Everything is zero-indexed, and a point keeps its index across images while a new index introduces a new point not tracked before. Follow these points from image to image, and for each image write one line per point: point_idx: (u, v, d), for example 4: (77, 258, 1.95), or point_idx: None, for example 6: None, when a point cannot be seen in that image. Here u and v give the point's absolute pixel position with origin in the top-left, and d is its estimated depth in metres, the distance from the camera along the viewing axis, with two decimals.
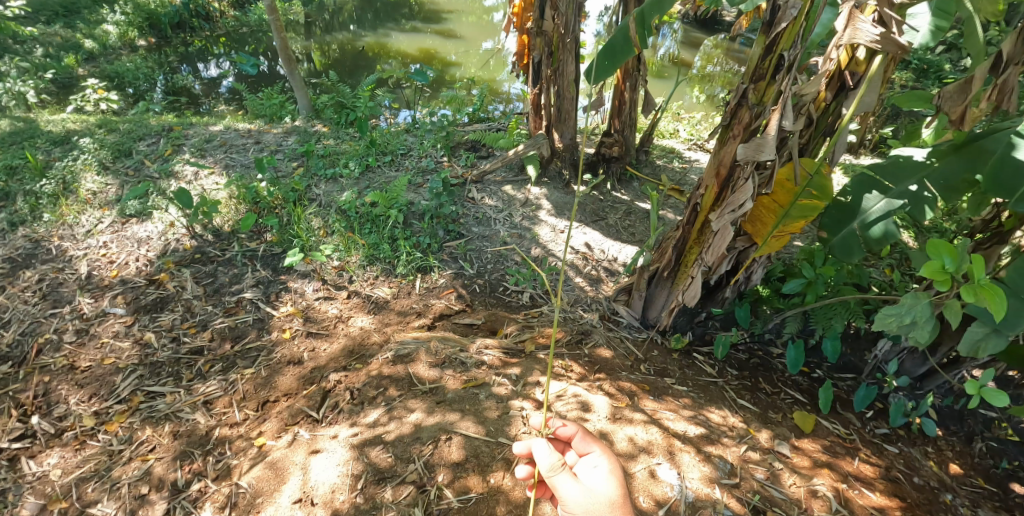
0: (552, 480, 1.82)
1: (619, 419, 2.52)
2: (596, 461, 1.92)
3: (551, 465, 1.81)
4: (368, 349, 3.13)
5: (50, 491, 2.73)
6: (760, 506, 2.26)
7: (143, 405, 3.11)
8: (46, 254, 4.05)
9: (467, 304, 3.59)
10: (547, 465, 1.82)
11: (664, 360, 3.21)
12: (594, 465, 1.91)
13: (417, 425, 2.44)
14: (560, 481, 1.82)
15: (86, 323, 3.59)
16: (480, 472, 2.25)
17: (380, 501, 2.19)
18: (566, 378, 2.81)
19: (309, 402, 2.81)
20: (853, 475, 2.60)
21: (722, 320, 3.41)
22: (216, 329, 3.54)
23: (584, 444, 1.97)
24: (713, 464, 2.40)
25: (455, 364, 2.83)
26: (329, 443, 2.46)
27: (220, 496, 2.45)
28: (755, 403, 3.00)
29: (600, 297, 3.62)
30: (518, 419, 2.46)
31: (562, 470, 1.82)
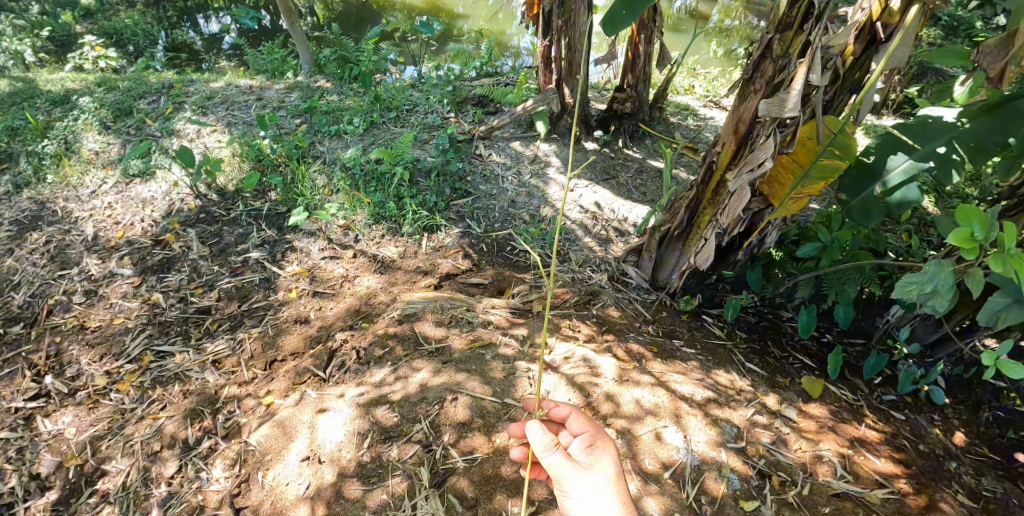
0: (547, 460, 1.76)
1: (625, 381, 2.50)
2: (592, 437, 1.88)
3: (545, 442, 1.76)
4: (374, 309, 3.12)
5: (65, 449, 2.80)
6: (764, 470, 2.25)
7: (153, 364, 3.15)
8: (52, 216, 4.04)
9: (474, 263, 3.54)
10: (541, 445, 1.75)
11: (672, 322, 3.17)
12: (587, 445, 1.86)
13: (423, 386, 2.44)
14: (556, 461, 1.77)
15: (94, 284, 3.60)
16: (486, 433, 2.25)
17: (386, 460, 2.20)
18: (575, 340, 2.78)
19: (316, 361, 2.81)
20: (859, 441, 2.59)
21: (733, 282, 3.36)
22: (223, 288, 3.54)
23: (577, 424, 1.93)
24: (719, 428, 2.38)
25: (462, 323, 2.81)
26: (335, 403, 2.47)
27: (229, 454, 2.50)
28: (763, 366, 2.97)
29: (609, 258, 3.56)
30: (524, 380, 2.45)
31: (557, 449, 1.77)
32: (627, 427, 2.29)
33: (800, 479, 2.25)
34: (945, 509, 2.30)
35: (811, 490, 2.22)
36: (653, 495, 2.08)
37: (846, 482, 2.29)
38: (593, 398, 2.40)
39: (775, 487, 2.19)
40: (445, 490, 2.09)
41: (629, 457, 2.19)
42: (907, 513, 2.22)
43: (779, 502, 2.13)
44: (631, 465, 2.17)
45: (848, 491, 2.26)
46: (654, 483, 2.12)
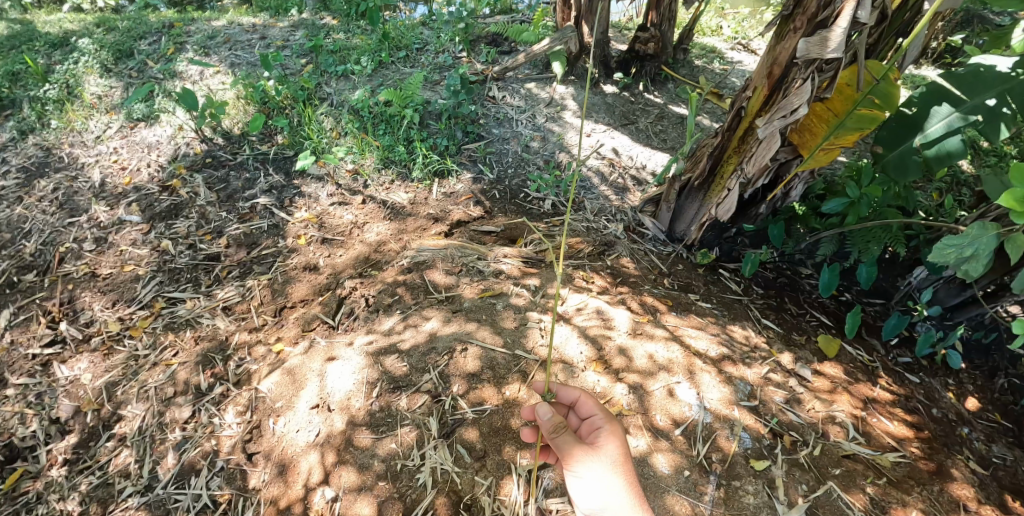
0: (553, 440, 1.73)
1: (639, 335, 2.44)
2: (600, 421, 1.84)
3: (552, 424, 1.73)
4: (384, 257, 3.06)
5: (82, 394, 2.86)
6: (776, 429, 2.21)
7: (165, 310, 3.17)
8: (59, 163, 3.99)
9: (486, 210, 3.44)
10: (548, 425, 1.71)
11: (688, 275, 3.08)
12: (595, 429, 1.83)
13: (432, 335, 2.41)
14: (562, 442, 1.73)
15: (103, 232, 3.59)
16: (496, 384, 2.21)
17: (395, 409, 2.19)
18: (588, 291, 2.72)
19: (325, 309, 2.78)
20: (874, 404, 2.54)
21: (752, 236, 3.25)
22: (231, 235, 3.50)
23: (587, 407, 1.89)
24: (733, 385, 2.33)
25: (473, 272, 2.74)
26: (344, 351, 2.45)
27: (241, 400, 2.53)
28: (780, 323, 2.91)
29: (625, 208, 3.44)
30: (535, 330, 2.40)
31: (563, 430, 1.73)
32: (638, 382, 2.25)
33: (812, 440, 2.22)
34: (956, 474, 2.27)
35: (823, 451, 2.19)
36: (663, 451, 2.06)
37: (859, 445, 2.26)
38: (605, 352, 2.35)
39: (786, 447, 2.16)
40: (453, 441, 2.07)
41: (640, 413, 2.15)
42: (918, 477, 2.20)
43: (789, 462, 2.10)
44: (641, 420, 2.13)
45: (859, 453, 2.23)
46: (665, 439, 2.09)
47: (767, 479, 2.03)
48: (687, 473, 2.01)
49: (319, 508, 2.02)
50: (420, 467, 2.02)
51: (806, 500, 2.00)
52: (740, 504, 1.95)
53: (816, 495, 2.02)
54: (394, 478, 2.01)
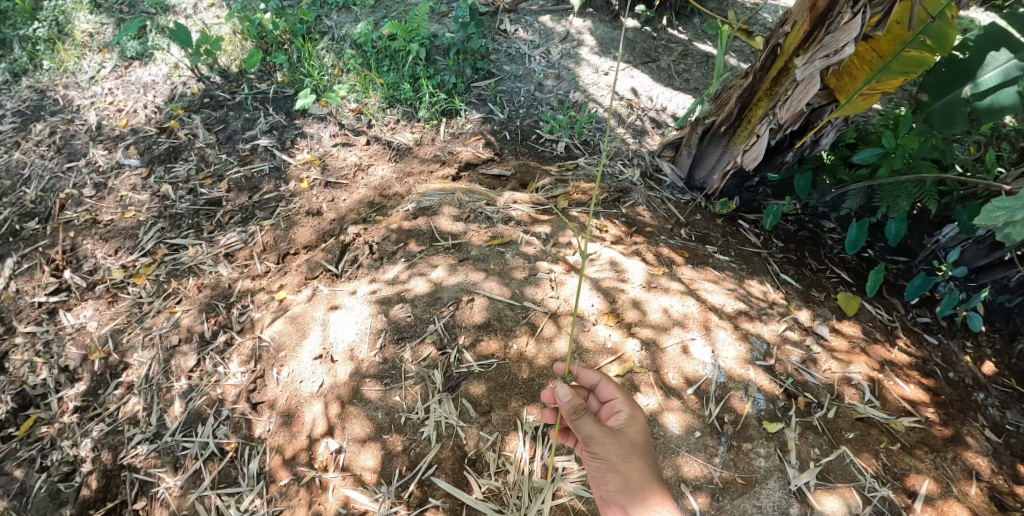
0: (574, 423, 1.61)
1: (654, 287, 2.30)
2: (621, 404, 1.75)
3: (574, 405, 1.59)
4: (390, 201, 2.92)
5: (89, 342, 2.87)
6: (791, 390, 2.14)
7: (168, 258, 3.14)
8: (54, 106, 3.87)
9: (496, 152, 3.27)
10: (568, 406, 1.59)
11: (706, 227, 2.95)
12: (617, 414, 1.74)
13: (437, 285, 2.26)
14: (583, 425, 1.62)
15: (103, 177, 3.52)
16: (503, 337, 2.09)
17: (400, 362, 2.08)
18: (602, 241, 2.57)
19: (327, 256, 2.64)
20: (890, 366, 2.46)
21: (776, 186, 3.09)
22: (231, 179, 3.40)
23: (606, 391, 1.80)
24: (749, 343, 2.24)
25: (481, 219, 2.56)
26: (348, 300, 2.31)
27: (244, 350, 2.49)
28: (799, 279, 2.81)
29: (642, 152, 3.28)
30: (546, 282, 2.24)
31: (586, 412, 1.61)
32: (652, 338, 2.12)
33: (826, 402, 2.15)
34: (971, 442, 2.21)
35: (837, 414, 2.13)
36: (674, 411, 1.95)
37: (873, 408, 2.19)
38: (618, 305, 2.21)
39: (800, 409, 2.09)
40: (459, 395, 1.97)
41: (651, 370, 2.03)
42: (932, 443, 2.14)
43: (803, 425, 2.04)
44: (653, 378, 2.01)
45: (873, 417, 2.17)
46: (677, 398, 1.98)
47: (779, 442, 1.96)
48: (698, 435, 1.91)
49: (322, 460, 1.99)
50: (424, 421, 1.94)
51: (818, 464, 1.94)
52: (751, 466, 1.87)
53: (829, 459, 1.97)
54: (399, 431, 1.94)
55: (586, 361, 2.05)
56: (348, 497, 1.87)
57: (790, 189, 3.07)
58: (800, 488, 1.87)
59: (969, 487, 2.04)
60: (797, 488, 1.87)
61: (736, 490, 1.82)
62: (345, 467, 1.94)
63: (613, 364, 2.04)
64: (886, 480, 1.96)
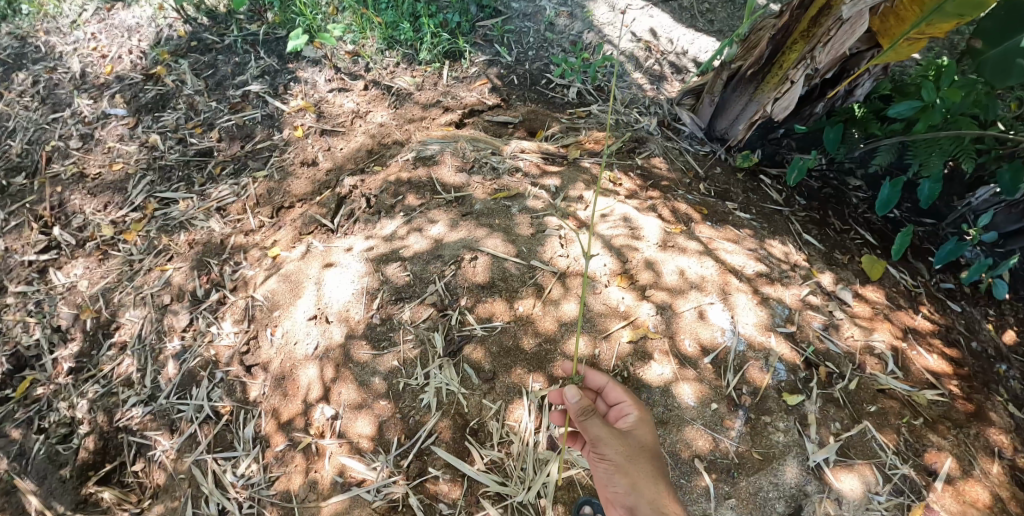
0: (581, 424, 1.50)
1: (669, 247, 2.14)
2: (630, 407, 1.62)
3: (581, 406, 1.47)
4: (388, 149, 2.72)
5: (80, 302, 2.77)
6: (811, 359, 2.02)
7: (158, 213, 3.01)
8: (35, 53, 3.65)
9: (503, 99, 3.05)
10: (576, 407, 1.47)
11: (727, 181, 2.81)
12: (625, 417, 1.61)
13: (437, 242, 2.10)
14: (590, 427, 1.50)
15: (89, 128, 3.36)
16: (508, 299, 1.95)
17: (397, 323, 1.95)
18: (615, 195, 2.39)
19: (322, 210, 2.49)
20: (913, 334, 2.35)
21: (803, 138, 2.95)
22: (223, 128, 3.24)
23: (614, 393, 1.66)
24: (770, 309, 2.11)
25: (485, 169, 2.38)
26: (343, 258, 2.18)
27: (237, 308, 2.38)
28: (822, 240, 2.68)
29: (660, 99, 3.10)
30: (555, 239, 2.08)
31: (593, 413, 1.49)
32: (667, 301, 1.98)
33: (848, 373, 2.03)
34: (994, 417, 2.10)
35: (858, 385, 2.02)
36: (689, 381, 1.83)
37: (896, 379, 2.08)
38: (631, 265, 2.06)
39: (821, 380, 1.97)
40: (460, 360, 1.85)
41: (666, 336, 1.90)
42: (954, 417, 2.04)
43: (824, 398, 1.93)
44: (667, 345, 1.88)
45: (896, 389, 2.06)
46: (693, 368, 1.85)
47: (799, 415, 1.85)
48: (714, 407, 1.79)
49: (318, 426, 1.90)
50: (424, 387, 1.83)
51: (838, 439, 1.84)
52: (769, 441, 1.78)
53: (850, 434, 1.87)
54: (397, 398, 1.83)
55: (595, 325, 1.92)
56: (345, 465, 1.80)
57: (816, 142, 2.93)
58: (819, 464, 1.78)
59: (991, 464, 1.94)
60: (816, 464, 1.77)
61: (752, 465, 1.73)
62: (341, 434, 1.85)
63: (625, 330, 1.91)
64: (907, 456, 1.87)
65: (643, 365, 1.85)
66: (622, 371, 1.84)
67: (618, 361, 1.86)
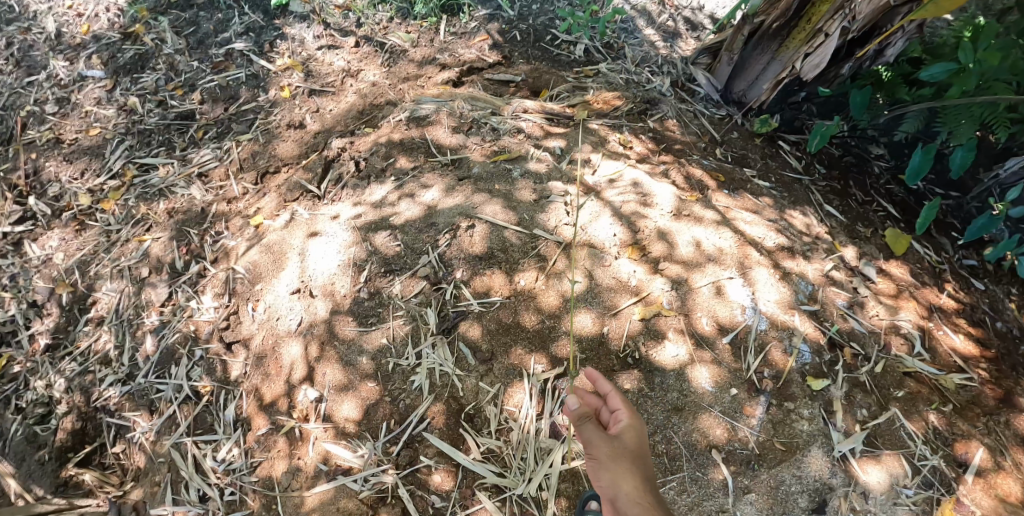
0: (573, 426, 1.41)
1: (684, 216, 1.96)
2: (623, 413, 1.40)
3: (576, 410, 1.39)
4: (380, 110, 2.51)
5: (56, 275, 2.62)
6: (836, 339, 1.86)
7: (138, 180, 2.84)
8: (7, 12, 3.44)
9: (504, 56, 2.82)
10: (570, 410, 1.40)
11: (744, 147, 2.64)
12: (615, 424, 1.39)
13: (431, 209, 1.93)
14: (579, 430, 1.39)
15: (65, 92, 3.17)
16: (507, 272, 1.79)
17: (386, 297, 1.79)
18: (625, 159, 2.19)
19: (308, 175, 2.31)
20: (938, 313, 2.19)
21: (824, 101, 2.76)
22: (205, 89, 3.07)
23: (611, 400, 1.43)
24: (793, 285, 1.94)
25: (484, 130, 2.19)
26: (328, 226, 2.01)
27: (218, 281, 2.21)
28: (843, 212, 2.50)
29: (674, 58, 2.92)
30: (559, 206, 1.91)
31: (586, 419, 1.39)
32: (681, 275, 1.81)
33: (874, 355, 1.87)
34: None
35: (885, 368, 1.86)
36: (706, 363, 1.67)
37: (922, 361, 1.93)
38: (642, 236, 1.88)
39: (846, 363, 1.81)
40: (455, 338, 1.70)
41: (681, 314, 1.73)
42: (983, 404, 1.89)
43: (850, 382, 1.77)
44: (682, 324, 1.72)
45: (922, 371, 1.91)
46: (709, 349, 1.69)
47: (824, 401, 1.70)
48: (734, 393, 1.63)
49: (302, 409, 1.76)
50: (415, 368, 1.67)
51: (865, 427, 1.70)
52: (792, 430, 1.63)
53: (877, 422, 1.72)
54: (385, 379, 1.68)
55: (603, 301, 1.75)
56: (329, 452, 1.65)
57: (838, 107, 2.76)
58: (844, 455, 1.64)
59: None
60: (841, 454, 1.63)
61: (773, 457, 1.58)
62: (325, 419, 1.71)
63: (636, 306, 1.74)
64: (937, 446, 1.72)
65: (655, 346, 1.69)
66: (633, 352, 1.68)
67: (628, 341, 1.69)
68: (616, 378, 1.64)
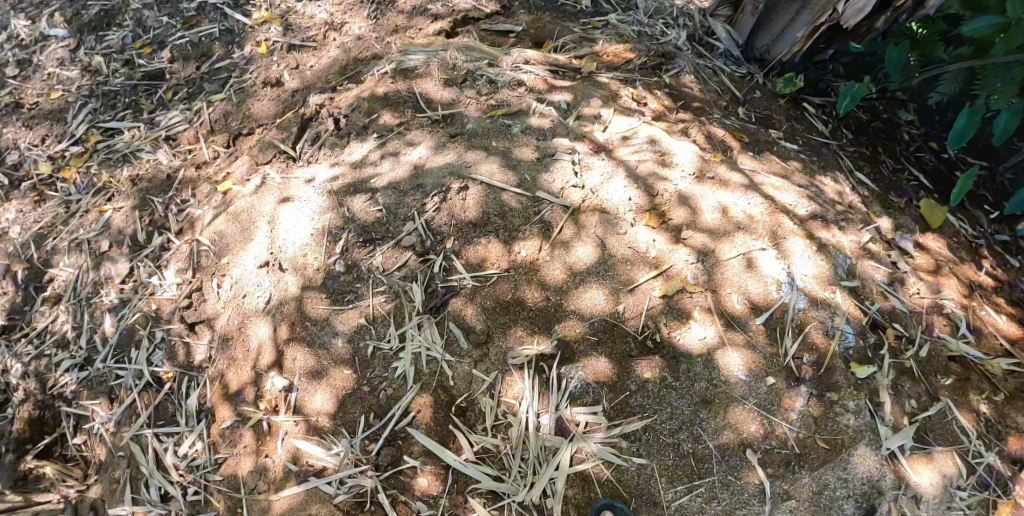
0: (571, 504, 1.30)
1: (708, 178, 1.71)
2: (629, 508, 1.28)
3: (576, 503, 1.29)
4: (364, 64, 2.24)
5: (11, 251, 2.37)
6: (878, 320, 1.60)
7: (102, 146, 2.58)
8: None
9: (503, 5, 2.51)
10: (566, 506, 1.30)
11: (768, 106, 2.35)
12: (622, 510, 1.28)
13: (417, 169, 1.68)
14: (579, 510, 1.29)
15: (26, 53, 2.92)
16: (504, 241, 1.55)
17: (365, 270, 1.56)
18: (640, 116, 1.93)
19: (281, 135, 2.04)
20: (979, 291, 1.96)
21: (854, 60, 2.40)
22: (175, 47, 2.79)
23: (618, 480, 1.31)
24: (832, 258, 1.66)
25: (480, 82, 1.94)
26: (301, 190, 1.77)
27: (181, 255, 1.98)
28: (875, 180, 2.23)
29: (690, 9, 2.64)
30: (566, 165, 1.67)
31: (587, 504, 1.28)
32: (707, 245, 1.56)
33: (918, 337, 1.63)
34: None
35: (930, 353, 1.62)
36: (738, 348, 1.43)
37: (967, 344, 1.70)
38: (662, 200, 1.63)
39: (891, 346, 1.57)
40: (445, 318, 1.46)
41: (708, 290, 1.49)
42: None
43: (897, 369, 1.53)
44: (709, 301, 1.48)
45: (967, 356, 1.68)
46: (741, 331, 1.45)
47: (869, 391, 1.45)
48: (770, 382, 1.40)
49: (270, 399, 1.53)
50: (397, 353, 1.45)
51: (914, 420, 1.46)
52: (836, 425, 1.38)
53: (927, 414, 1.48)
54: (363, 366, 1.45)
55: (617, 274, 1.50)
56: (298, 450, 1.44)
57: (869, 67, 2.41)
58: (893, 453, 1.39)
59: None
60: (890, 453, 1.39)
61: (815, 456, 1.34)
62: (296, 410, 1.48)
63: (656, 281, 1.50)
64: (990, 441, 1.50)
65: (678, 327, 1.45)
66: (654, 333, 1.44)
67: (647, 321, 1.45)
68: (633, 365, 1.40)
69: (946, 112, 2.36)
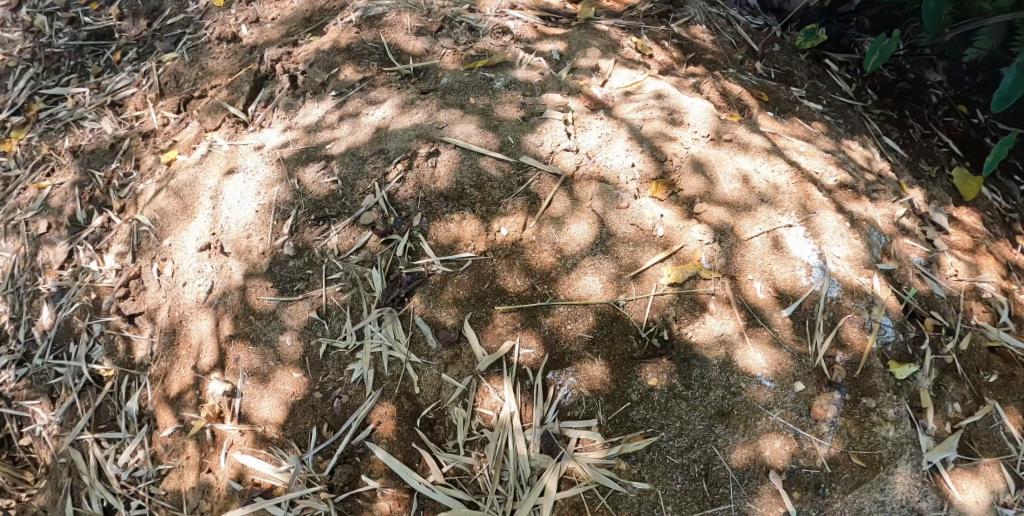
0: None
1: (725, 140, 1.45)
2: None
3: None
4: (329, 13, 1.96)
5: None
6: (916, 308, 1.36)
7: (43, 115, 2.27)
8: None
9: None
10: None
11: (788, 62, 2.07)
12: None
13: (380, 130, 1.45)
14: None
15: None
16: (481, 217, 1.32)
17: (318, 254, 1.36)
18: (645, 68, 1.66)
19: (230, 94, 1.76)
20: (1017, 270, 1.72)
21: (879, 13, 2.04)
22: (125, 2, 2.49)
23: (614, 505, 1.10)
24: (865, 237, 1.39)
25: (459, 30, 1.70)
26: (249, 158, 1.54)
27: (122, 237, 1.74)
28: (904, 145, 1.95)
29: None
30: (557, 124, 1.42)
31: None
32: (726, 221, 1.32)
33: (958, 327, 1.39)
34: None
35: (971, 345, 1.39)
36: (761, 345, 1.20)
37: (1008, 334, 1.45)
38: (671, 168, 1.38)
39: (930, 339, 1.33)
40: (409, 311, 1.26)
41: (725, 276, 1.26)
42: None
43: (939, 367, 1.29)
44: (726, 289, 1.25)
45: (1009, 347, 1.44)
46: (766, 326, 1.22)
47: (909, 395, 1.22)
48: (799, 388, 1.17)
49: (212, 406, 1.30)
50: (355, 353, 1.24)
51: (958, 427, 1.24)
52: (873, 438, 1.16)
53: (972, 420, 1.26)
54: (316, 369, 1.25)
55: (618, 258, 1.27)
56: (243, 466, 1.22)
57: (896, 22, 2.01)
58: (935, 467, 1.17)
59: None
60: (931, 466, 1.17)
61: (850, 477, 1.12)
62: (242, 418, 1.27)
63: (665, 265, 1.26)
64: None
65: (691, 321, 1.22)
66: (661, 330, 1.21)
67: (653, 314, 1.23)
68: (636, 369, 1.18)
69: (977, 73, 1.92)
